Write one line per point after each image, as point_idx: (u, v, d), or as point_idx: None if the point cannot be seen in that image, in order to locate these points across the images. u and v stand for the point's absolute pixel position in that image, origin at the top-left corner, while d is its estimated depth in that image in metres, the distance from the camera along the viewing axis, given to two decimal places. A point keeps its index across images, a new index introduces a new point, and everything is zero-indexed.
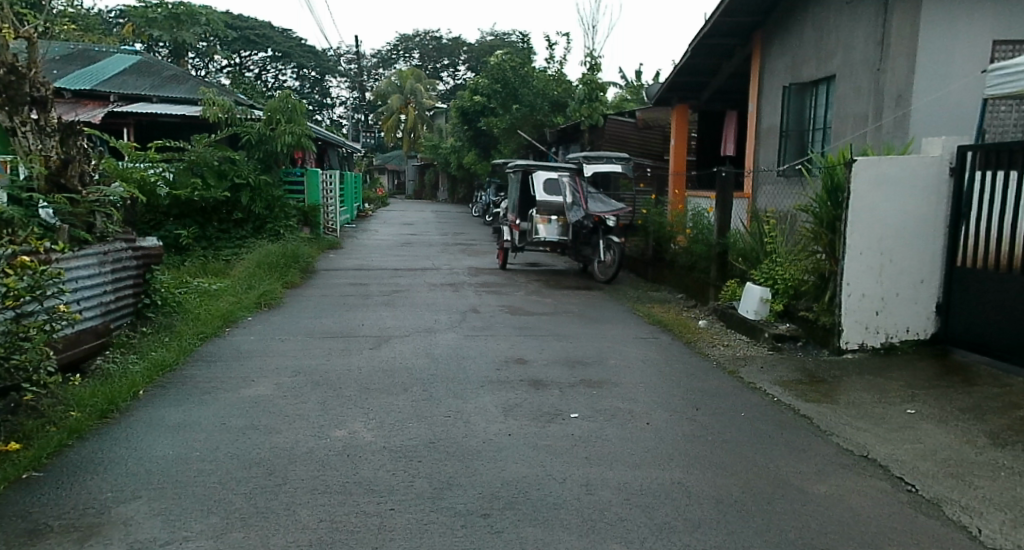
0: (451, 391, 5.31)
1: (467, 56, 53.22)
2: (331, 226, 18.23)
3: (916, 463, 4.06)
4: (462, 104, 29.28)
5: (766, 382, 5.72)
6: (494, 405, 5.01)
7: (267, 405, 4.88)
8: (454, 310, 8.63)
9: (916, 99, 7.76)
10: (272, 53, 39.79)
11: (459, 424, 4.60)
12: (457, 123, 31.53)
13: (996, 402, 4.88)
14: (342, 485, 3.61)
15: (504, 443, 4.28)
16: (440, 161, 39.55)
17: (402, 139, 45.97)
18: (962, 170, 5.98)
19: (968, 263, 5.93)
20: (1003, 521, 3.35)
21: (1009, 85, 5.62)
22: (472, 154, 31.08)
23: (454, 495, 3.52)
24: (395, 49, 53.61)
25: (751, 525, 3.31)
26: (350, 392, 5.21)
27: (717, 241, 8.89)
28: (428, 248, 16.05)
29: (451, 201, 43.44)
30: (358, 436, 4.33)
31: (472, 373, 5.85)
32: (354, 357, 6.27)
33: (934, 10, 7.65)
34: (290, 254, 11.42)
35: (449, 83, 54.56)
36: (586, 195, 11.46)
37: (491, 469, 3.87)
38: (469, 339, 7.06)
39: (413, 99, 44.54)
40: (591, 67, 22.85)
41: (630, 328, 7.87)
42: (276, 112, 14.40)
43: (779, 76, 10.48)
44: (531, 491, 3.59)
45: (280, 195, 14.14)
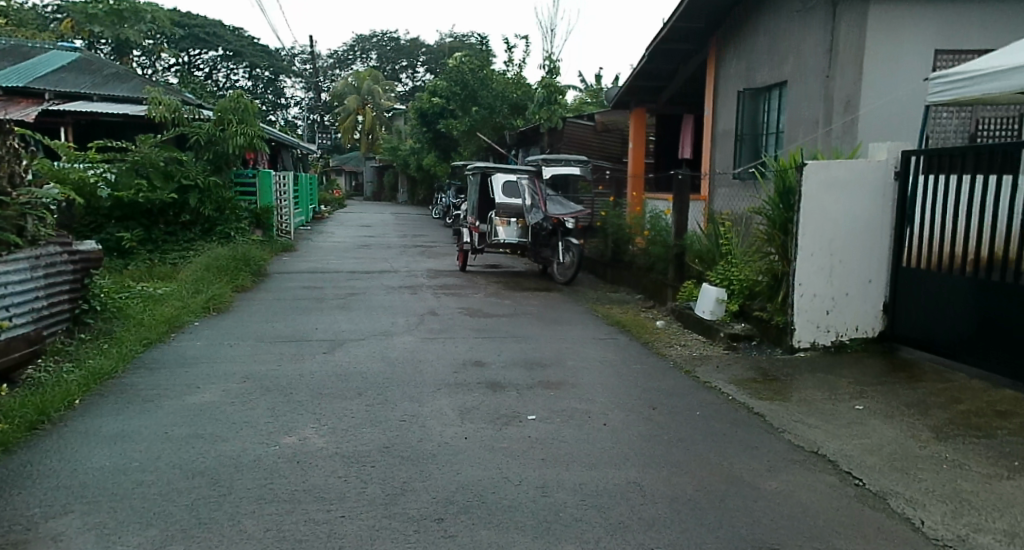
0: (406, 395, 5.28)
1: (426, 58, 53.20)
2: (287, 229, 18.00)
3: (863, 457, 4.17)
4: (422, 105, 29.30)
5: (720, 380, 5.82)
6: (451, 408, 5.00)
7: (213, 412, 4.78)
8: (412, 312, 8.58)
9: (864, 105, 7.98)
10: (222, 52, 39.06)
11: (415, 428, 4.58)
12: (416, 125, 31.36)
13: (939, 398, 5.04)
14: (291, 494, 3.55)
15: (459, 447, 4.26)
16: (400, 163, 39.37)
17: (360, 140, 45.56)
18: (907, 173, 6.15)
19: (913, 262, 6.11)
20: (944, 512, 3.46)
21: (948, 93, 5.79)
22: (431, 156, 30.97)
23: (410, 499, 3.52)
24: (352, 49, 53.52)
25: (703, 522, 3.37)
26: (301, 397, 5.15)
27: (675, 243, 9.02)
28: (387, 250, 15.96)
29: (411, 203, 43.36)
30: (309, 442, 4.28)
31: (431, 375, 5.84)
32: (307, 361, 6.20)
33: (880, 19, 7.89)
34: (241, 258, 11.20)
35: (408, 84, 54.27)
36: (545, 197, 11.49)
37: (445, 473, 3.86)
38: (427, 342, 7.04)
39: (370, 100, 44.27)
40: (550, 71, 22.99)
41: (588, 329, 7.92)
42: (226, 113, 14.11)
43: (733, 80, 10.68)
44: (487, 494, 3.59)
45: (230, 196, 13.88)
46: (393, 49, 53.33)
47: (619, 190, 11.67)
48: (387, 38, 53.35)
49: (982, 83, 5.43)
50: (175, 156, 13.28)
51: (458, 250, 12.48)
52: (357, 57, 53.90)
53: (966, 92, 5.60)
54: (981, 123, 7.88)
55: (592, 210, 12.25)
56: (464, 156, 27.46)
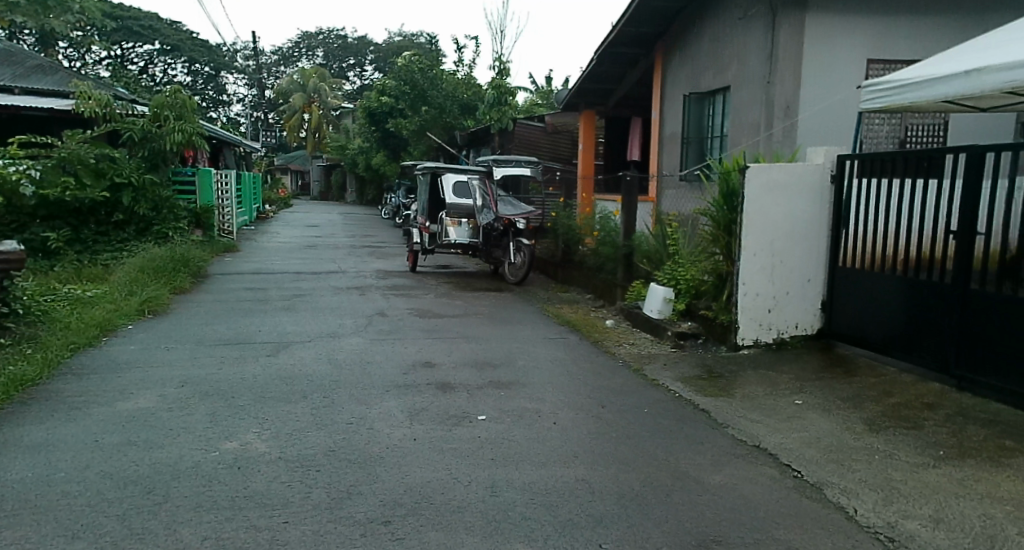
0: (353, 397, 5.27)
1: (374, 57, 52.82)
2: (228, 229, 17.59)
3: (801, 450, 4.35)
4: (370, 104, 29.09)
5: (667, 378, 5.96)
6: (400, 410, 5.00)
7: (148, 419, 4.68)
8: (360, 314, 8.52)
9: (802, 112, 8.32)
10: (159, 46, 37.93)
11: (362, 430, 4.57)
12: (364, 124, 31.06)
13: (872, 392, 5.28)
14: (231, 500, 3.51)
15: (408, 448, 4.28)
16: (348, 163, 38.93)
17: (306, 139, 44.88)
18: (842, 177, 6.42)
19: (848, 262, 6.37)
20: (876, 501, 3.64)
21: (879, 101, 6.05)
22: (380, 155, 30.74)
23: (357, 502, 3.52)
24: (297, 46, 52.72)
25: (648, 517, 3.46)
26: (244, 402, 5.08)
27: (624, 243, 9.18)
28: (336, 250, 15.78)
29: (360, 203, 42.91)
30: (251, 447, 4.24)
31: (379, 377, 5.83)
32: (249, 365, 6.11)
33: (816, 30, 8.22)
34: (180, 258, 10.92)
35: (355, 82, 53.77)
36: (496, 198, 11.61)
37: (393, 475, 3.87)
38: (375, 343, 7.01)
39: (317, 98, 43.70)
40: (500, 71, 23.09)
41: (538, 329, 8.01)
42: (162, 108, 13.91)
43: (679, 85, 10.93)
44: (436, 496, 3.62)
45: (168, 194, 13.61)
46: (341, 46, 52.79)
47: (569, 191, 11.76)
48: (333, 36, 52.76)
49: (911, 92, 5.71)
50: (107, 152, 12.81)
51: (409, 250, 12.48)
52: (303, 54, 53.15)
53: (896, 100, 5.88)
54: (909, 130, 8.29)
55: (543, 210, 12.28)
56: (413, 156, 27.33)
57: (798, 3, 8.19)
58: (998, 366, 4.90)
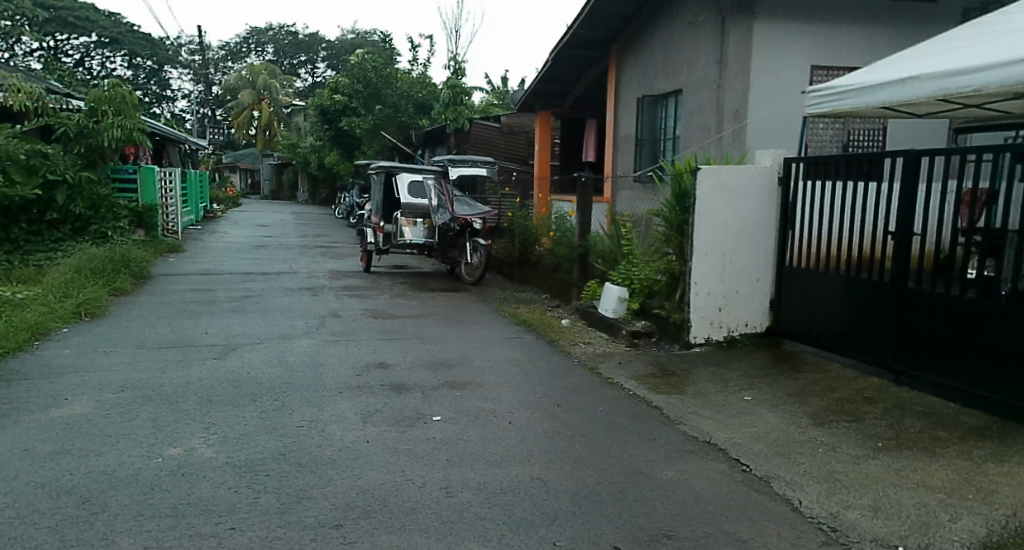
0: (304, 400, 5.21)
1: (326, 54, 52.16)
2: (173, 228, 17.22)
3: (750, 445, 4.47)
4: (322, 102, 28.71)
5: (622, 376, 6.05)
6: (353, 412, 4.97)
7: (84, 426, 4.55)
8: (312, 315, 8.42)
9: (750, 115, 8.51)
10: (97, 38, 36.57)
11: (313, 433, 4.53)
12: (316, 122, 30.62)
13: (816, 387, 5.45)
14: (175, 508, 3.45)
15: (361, 450, 4.26)
16: (299, 162, 38.34)
17: (256, 136, 44.03)
18: (789, 178, 6.60)
19: (795, 261, 6.56)
20: (819, 492, 3.77)
21: (822, 105, 6.25)
22: (333, 154, 30.35)
23: (307, 506, 3.50)
24: (246, 42, 51.67)
25: (602, 514, 3.52)
26: (189, 406, 4.98)
27: (579, 243, 9.27)
28: (287, 250, 15.55)
29: (312, 202, 42.29)
30: (196, 453, 4.16)
31: (331, 379, 5.77)
32: (194, 369, 5.98)
33: (763, 35, 8.43)
34: (119, 259, 10.63)
35: (307, 79, 52.99)
36: (452, 197, 11.59)
37: (346, 478, 3.85)
38: (327, 345, 6.94)
39: (266, 95, 42.92)
40: (454, 71, 23.05)
41: (493, 329, 8.03)
42: (101, 103, 13.57)
43: (633, 87, 11.08)
44: (389, 498, 3.61)
45: (105, 193, 13.33)
46: (292, 43, 51.91)
47: (525, 191, 11.81)
48: (283, 32, 51.89)
49: (851, 97, 5.92)
50: (38, 149, 12.31)
51: (363, 251, 12.43)
52: (252, 50, 52.12)
53: (838, 105, 6.08)
54: (852, 134, 8.58)
55: (499, 210, 12.26)
56: (367, 155, 27.06)
57: (747, 9, 8.39)
58: (933, 361, 5.11)
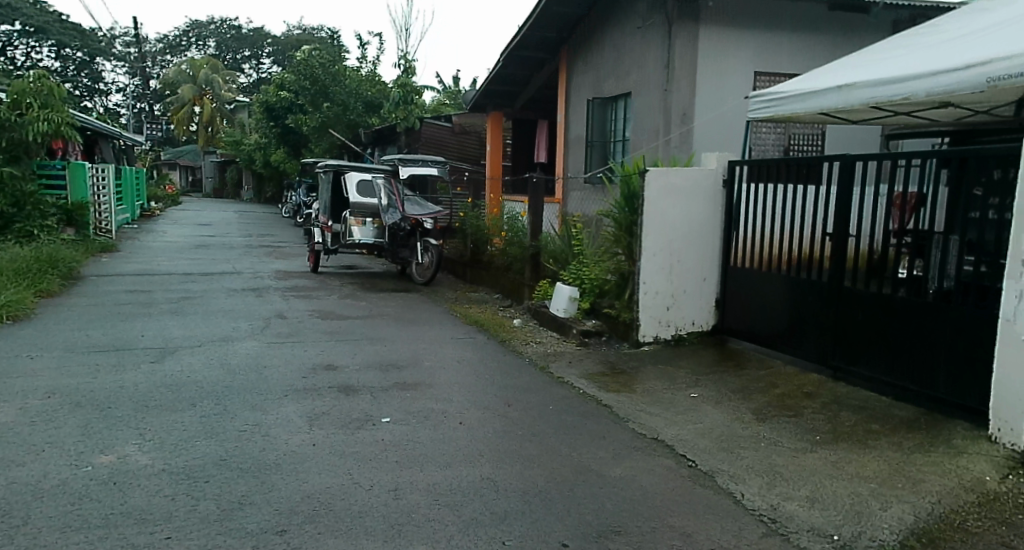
0: (247, 403, 5.10)
1: (271, 49, 51.28)
2: (106, 227, 16.71)
3: (696, 440, 4.55)
4: (268, 99, 28.28)
5: (572, 375, 6.10)
6: (298, 415, 4.89)
7: (7, 435, 4.37)
8: (257, 317, 8.26)
9: (697, 118, 8.68)
10: (22, 28, 35.02)
11: (257, 437, 4.44)
12: (261, 118, 30.03)
13: (759, 383, 5.59)
14: (105, 518, 3.34)
15: (307, 454, 4.19)
16: (244, 159, 37.55)
17: (197, 133, 42.94)
18: (733, 181, 6.76)
19: (738, 261, 6.72)
20: (761, 484, 3.87)
21: (765, 110, 6.40)
22: (280, 152, 29.82)
23: (249, 513, 3.43)
24: (186, 35, 50.39)
25: (550, 512, 3.54)
26: (123, 412, 4.83)
27: (530, 243, 9.29)
28: (231, 250, 15.21)
29: (257, 200, 41.48)
30: (130, 460, 4.04)
31: (276, 382, 5.67)
32: (130, 373, 5.80)
33: (709, 41, 8.61)
34: (46, 260, 10.26)
35: (251, 75, 52.03)
36: (402, 197, 11.43)
37: (290, 483, 3.79)
38: (272, 347, 6.82)
39: (209, 91, 41.95)
40: (405, 69, 22.90)
41: (444, 329, 8.01)
42: (26, 95, 12.95)
43: (583, 89, 11.16)
44: (335, 502, 3.57)
45: (31, 189, 12.90)
46: (234, 37, 50.81)
47: (477, 191, 11.80)
48: (226, 26, 50.77)
49: (790, 104, 6.10)
50: None
51: (309, 250, 12.18)
52: (192, 44, 50.77)
53: (779, 111, 6.25)
54: (792, 139, 8.84)
55: (451, 210, 12.21)
56: (315, 153, 26.67)
57: (693, 15, 8.54)
58: (867, 357, 5.30)
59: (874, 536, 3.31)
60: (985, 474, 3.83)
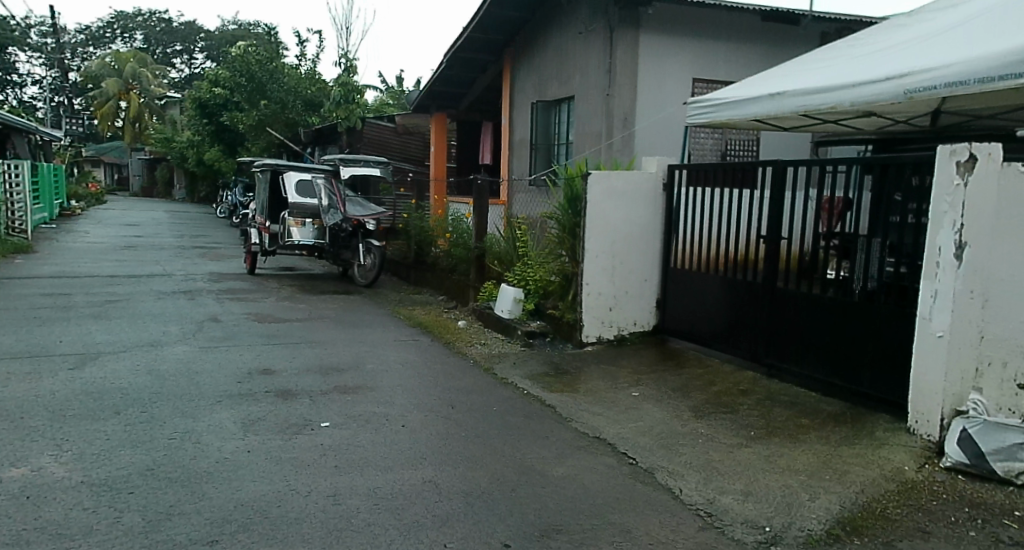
0: (177, 411, 4.94)
1: (204, 45, 49.93)
2: (21, 227, 15.97)
3: (637, 438, 4.61)
4: (201, 97, 27.78)
5: (516, 376, 6.11)
6: (232, 421, 4.77)
7: None
8: (189, 320, 8.02)
9: (638, 122, 8.81)
10: None
11: (187, 445, 4.31)
12: (194, 116, 29.13)
13: (699, 381, 5.71)
14: (18, 534, 3.18)
15: (241, 461, 4.09)
16: (175, 157, 36.41)
17: (124, 129, 41.44)
18: (672, 185, 6.89)
19: (679, 262, 6.84)
20: (700, 479, 3.95)
21: (703, 116, 6.54)
22: (213, 150, 29.08)
23: (178, 523, 3.32)
24: (111, 27, 48.64)
25: (492, 513, 3.53)
26: (40, 422, 4.62)
27: (475, 245, 9.27)
28: (161, 252, 14.72)
29: (189, 200, 40.26)
30: (46, 473, 3.86)
31: (209, 387, 5.51)
32: (49, 381, 5.55)
33: (649, 47, 8.76)
34: None
35: (182, 70, 50.62)
36: (343, 198, 11.35)
37: (222, 491, 3.68)
38: (204, 351, 6.62)
39: (136, 85, 40.70)
40: (346, 68, 22.56)
41: (386, 331, 7.92)
42: None
43: (527, 92, 11.20)
44: (271, 509, 3.49)
45: None
46: (165, 31, 49.22)
47: (421, 193, 11.71)
48: (156, 18, 49.18)
49: (725, 110, 6.24)
50: None
51: (246, 252, 11.89)
52: (117, 36, 48.85)
53: (715, 117, 6.39)
54: (729, 145, 9.10)
55: (393, 211, 12.09)
56: (252, 151, 26.05)
57: (634, 21, 8.67)
58: (799, 355, 5.46)
59: (804, 526, 3.41)
60: (905, 464, 4.00)
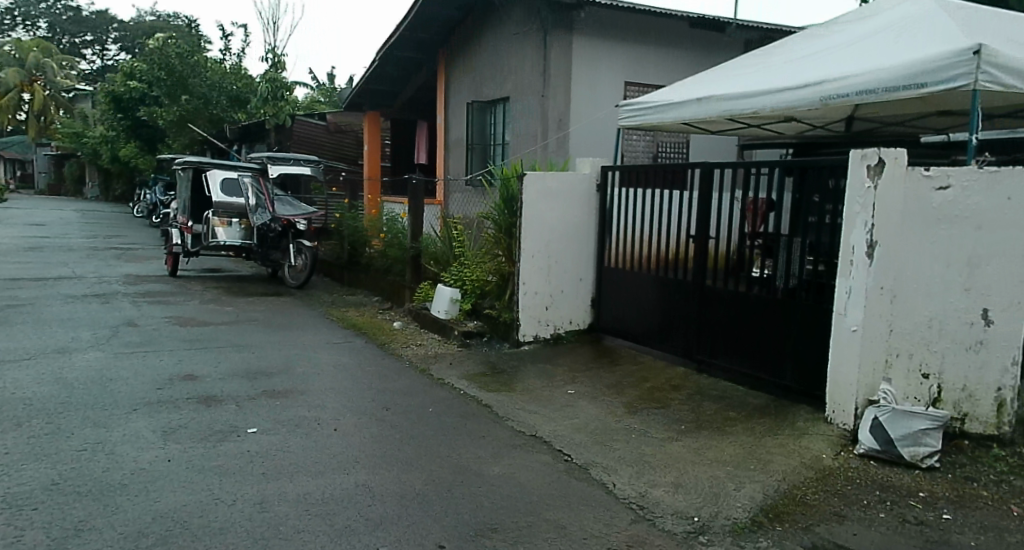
0: (89, 421, 4.76)
1: (117, 36, 47.93)
2: None
3: (571, 435, 4.71)
4: (114, 89, 26.63)
5: (453, 377, 6.13)
6: (150, 430, 4.63)
7: None
8: (103, 325, 7.71)
9: (572, 124, 8.95)
10: None
11: (99, 457, 4.17)
12: (107, 110, 27.93)
13: (631, 378, 5.86)
14: None
15: (159, 472, 3.98)
16: (86, 153, 34.78)
17: (30, 123, 39.35)
18: (606, 186, 7.04)
19: (613, 261, 6.99)
20: (632, 474, 4.06)
21: (635, 118, 6.68)
22: (129, 146, 27.93)
23: (90, 540, 3.22)
24: (10, 13, 46.26)
25: (426, 514, 3.56)
26: None
27: (410, 245, 9.22)
28: (72, 254, 14.07)
29: (104, 199, 38.51)
30: None
31: (124, 396, 5.33)
32: None
33: (582, 50, 8.90)
34: None
35: (93, 62, 48.45)
36: (272, 197, 11.09)
37: (139, 503, 3.58)
38: (118, 358, 6.39)
39: (40, 77, 38.72)
40: (274, 64, 22.04)
41: (319, 334, 7.80)
42: None
43: (462, 92, 11.21)
44: (193, 520, 3.42)
45: None
46: (72, 19, 47.10)
47: (354, 192, 11.57)
48: (63, 7, 46.94)
49: (656, 113, 6.42)
50: None
51: (167, 253, 11.47)
52: (18, 24, 46.46)
53: (647, 120, 6.55)
54: (660, 147, 9.34)
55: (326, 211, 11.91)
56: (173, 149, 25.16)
57: (566, 24, 8.80)
58: (727, 351, 5.66)
59: (729, 515, 3.56)
60: (823, 452, 4.21)
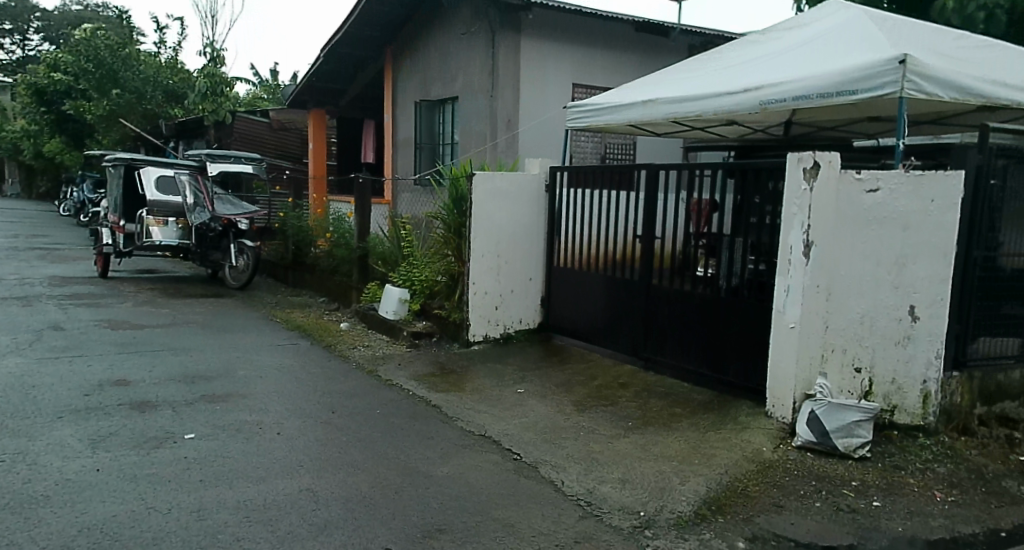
0: (11, 430, 4.58)
1: (42, 26, 45.96)
2: None
3: (520, 434, 4.74)
4: (38, 82, 25.52)
5: (401, 377, 6.11)
6: (77, 438, 4.48)
7: None
8: (26, 330, 7.41)
9: (521, 125, 9.00)
10: None
11: (21, 468, 4.02)
12: (30, 104, 26.75)
13: (580, 376, 5.94)
14: None
15: (87, 482, 3.86)
16: (7, 149, 33.21)
17: None
18: (554, 187, 7.10)
19: (562, 261, 7.06)
20: (579, 471, 4.12)
21: (583, 119, 6.76)
22: (55, 141, 26.79)
23: None
24: None
25: (373, 517, 3.54)
26: None
27: (358, 244, 9.13)
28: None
29: (29, 196, 36.87)
30: None
31: (49, 403, 5.14)
32: None
33: (530, 51, 8.95)
34: None
35: (14, 53, 46.32)
36: (212, 196, 10.87)
37: (64, 515, 3.48)
38: (42, 364, 6.15)
39: None
40: (213, 58, 21.50)
41: (262, 336, 7.65)
42: None
43: (409, 91, 11.15)
44: (124, 530, 3.34)
45: None
46: None
47: (298, 191, 11.39)
48: None
49: (603, 115, 6.51)
50: None
51: (97, 252, 11.10)
52: None
53: (595, 121, 6.64)
54: (608, 148, 9.46)
55: (269, 210, 11.68)
56: (104, 145, 24.27)
57: (514, 25, 8.85)
58: (672, 348, 5.79)
59: (673, 509, 3.64)
60: (763, 445, 4.34)
